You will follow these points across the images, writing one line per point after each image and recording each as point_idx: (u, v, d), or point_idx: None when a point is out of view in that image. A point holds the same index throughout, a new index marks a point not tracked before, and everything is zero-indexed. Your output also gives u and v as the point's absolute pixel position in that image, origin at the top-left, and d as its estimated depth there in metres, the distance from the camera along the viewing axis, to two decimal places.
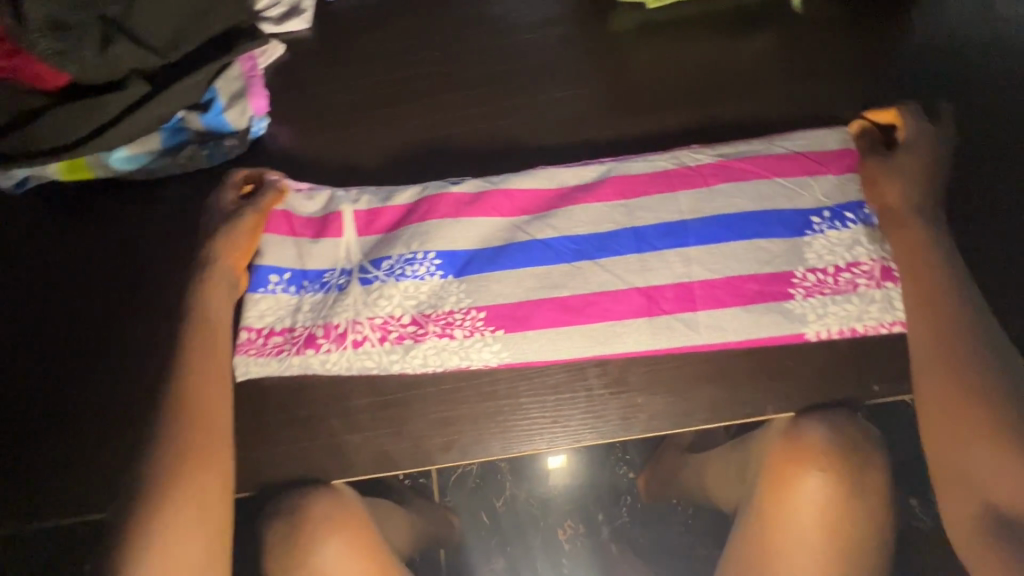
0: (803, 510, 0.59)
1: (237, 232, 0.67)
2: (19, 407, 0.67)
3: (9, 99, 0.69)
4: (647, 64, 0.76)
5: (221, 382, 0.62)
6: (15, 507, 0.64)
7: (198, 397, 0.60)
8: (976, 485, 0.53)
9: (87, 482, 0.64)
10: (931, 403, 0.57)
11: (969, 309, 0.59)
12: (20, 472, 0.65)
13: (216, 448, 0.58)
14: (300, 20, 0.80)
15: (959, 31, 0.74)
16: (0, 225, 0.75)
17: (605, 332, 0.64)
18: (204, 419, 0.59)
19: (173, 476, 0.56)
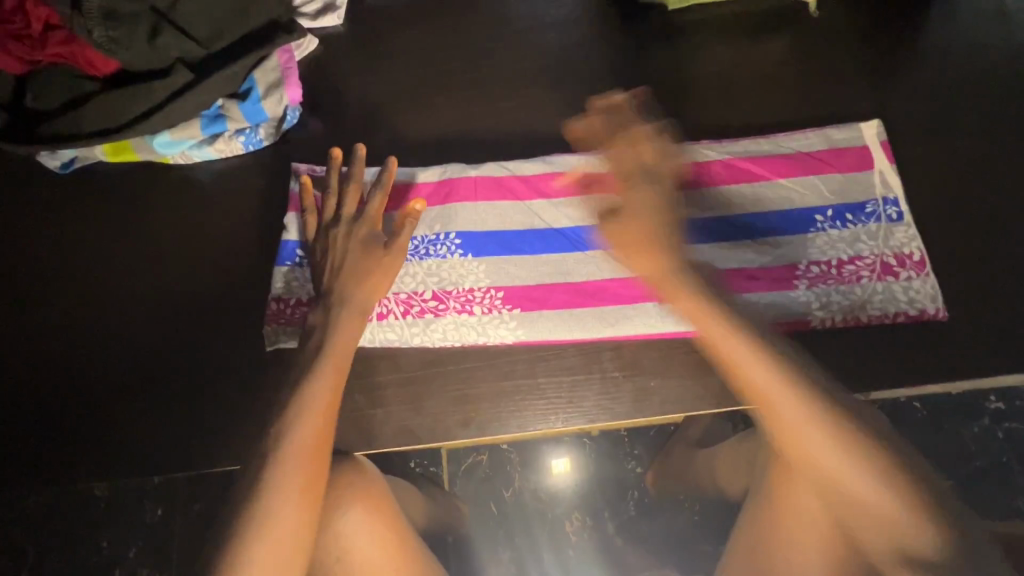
0: (807, 514, 0.60)
1: (372, 272, 0.66)
2: (82, 374, 0.75)
3: (66, 85, 0.74)
4: (667, 63, 0.78)
5: (328, 418, 0.59)
6: (82, 460, 0.72)
7: (292, 464, 0.55)
8: (883, 526, 0.50)
9: (143, 444, 0.72)
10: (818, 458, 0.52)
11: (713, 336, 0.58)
12: (84, 431, 0.73)
13: (310, 506, 0.55)
14: (335, 15, 0.84)
15: (976, 36, 0.76)
16: (56, 204, 0.81)
17: (616, 314, 0.67)
18: (307, 453, 0.56)
19: (285, 484, 0.54)
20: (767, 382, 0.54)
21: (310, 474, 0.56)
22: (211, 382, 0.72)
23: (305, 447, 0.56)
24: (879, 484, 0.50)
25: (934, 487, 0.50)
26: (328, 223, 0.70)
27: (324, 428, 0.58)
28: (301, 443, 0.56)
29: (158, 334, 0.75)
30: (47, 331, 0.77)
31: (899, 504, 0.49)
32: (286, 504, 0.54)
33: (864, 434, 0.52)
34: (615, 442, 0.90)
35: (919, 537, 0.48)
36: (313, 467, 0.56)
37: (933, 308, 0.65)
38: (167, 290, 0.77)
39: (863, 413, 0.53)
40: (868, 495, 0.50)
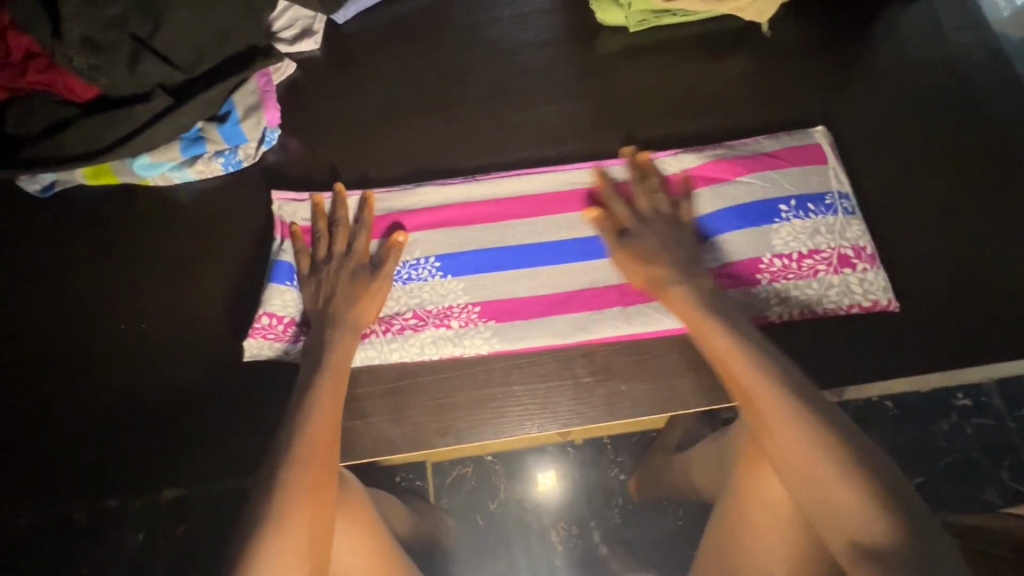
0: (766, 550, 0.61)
1: (361, 301, 0.69)
2: (62, 395, 0.75)
3: (46, 110, 0.76)
4: (630, 82, 0.82)
5: (333, 424, 0.61)
6: (63, 481, 0.72)
7: (302, 465, 0.56)
8: (834, 515, 0.49)
9: (123, 464, 0.72)
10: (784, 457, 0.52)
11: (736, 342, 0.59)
12: (66, 452, 0.73)
13: (320, 506, 0.56)
14: (311, 40, 0.86)
15: (918, 53, 0.81)
16: (36, 227, 0.82)
17: (585, 320, 0.69)
18: (317, 456, 0.57)
19: (296, 486, 0.55)
20: (735, 353, 0.57)
21: (319, 476, 0.57)
22: (192, 400, 0.73)
23: (315, 449, 0.58)
24: (845, 472, 0.49)
25: (888, 479, 0.48)
26: (319, 259, 0.73)
27: (330, 431, 0.60)
28: (310, 446, 0.58)
29: (139, 354, 0.76)
30: (28, 353, 0.77)
31: (858, 497, 0.48)
32: (296, 504, 0.54)
33: (824, 423, 0.51)
34: (600, 449, 1.02)
35: (879, 531, 0.46)
36: (322, 469, 0.57)
37: (884, 299, 0.69)
38: (147, 311, 0.78)
39: (824, 408, 0.53)
40: (831, 489, 0.49)
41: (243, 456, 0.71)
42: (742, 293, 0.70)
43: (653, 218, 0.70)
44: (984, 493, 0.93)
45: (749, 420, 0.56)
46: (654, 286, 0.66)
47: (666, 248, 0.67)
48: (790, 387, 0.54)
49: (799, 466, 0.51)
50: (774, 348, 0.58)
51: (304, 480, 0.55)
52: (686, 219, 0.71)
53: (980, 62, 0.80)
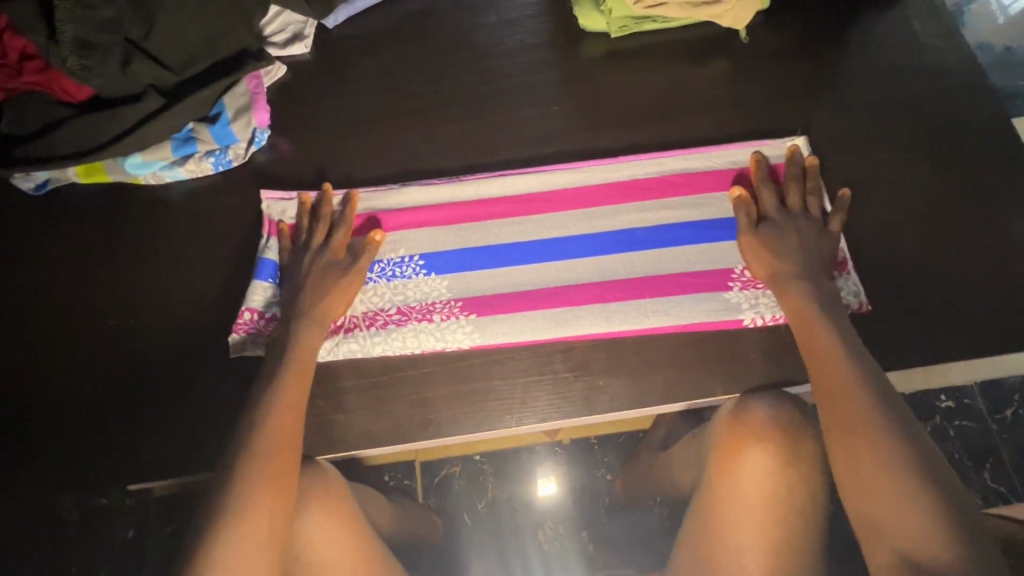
0: (746, 554, 0.60)
1: (331, 295, 0.70)
2: (50, 388, 0.77)
3: (40, 109, 0.78)
4: (612, 86, 0.84)
5: (298, 414, 0.63)
6: (48, 472, 0.74)
7: (261, 460, 0.58)
8: (885, 526, 0.51)
9: (108, 456, 0.73)
10: (847, 464, 0.54)
11: (850, 353, 0.60)
12: (52, 443, 0.75)
13: (281, 497, 0.57)
14: (302, 44, 0.88)
15: (893, 61, 0.83)
16: (31, 224, 0.84)
17: (564, 316, 0.70)
18: (280, 446, 0.59)
19: (254, 479, 0.57)
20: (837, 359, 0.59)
21: (281, 464, 0.59)
22: (178, 395, 0.75)
23: (278, 440, 0.60)
24: (913, 493, 0.50)
25: (958, 507, 0.50)
26: (297, 252, 0.75)
27: (291, 423, 0.62)
28: (273, 436, 0.60)
29: (128, 349, 0.77)
30: (20, 346, 0.79)
31: (920, 516, 0.49)
32: (256, 497, 0.56)
33: (908, 445, 0.53)
34: (587, 450, 1.03)
35: (931, 551, 0.48)
36: (286, 459, 0.59)
37: (857, 302, 0.70)
38: (136, 307, 0.79)
39: (911, 432, 0.54)
40: (892, 504, 0.51)
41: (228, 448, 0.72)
42: (851, 291, 0.70)
43: (786, 215, 0.70)
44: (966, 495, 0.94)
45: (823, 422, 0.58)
46: (775, 283, 0.67)
47: (799, 248, 0.68)
48: (883, 407, 0.55)
49: (867, 473, 0.53)
50: (879, 370, 0.59)
51: (268, 470, 0.58)
52: (833, 227, 0.71)
53: (953, 70, 0.82)
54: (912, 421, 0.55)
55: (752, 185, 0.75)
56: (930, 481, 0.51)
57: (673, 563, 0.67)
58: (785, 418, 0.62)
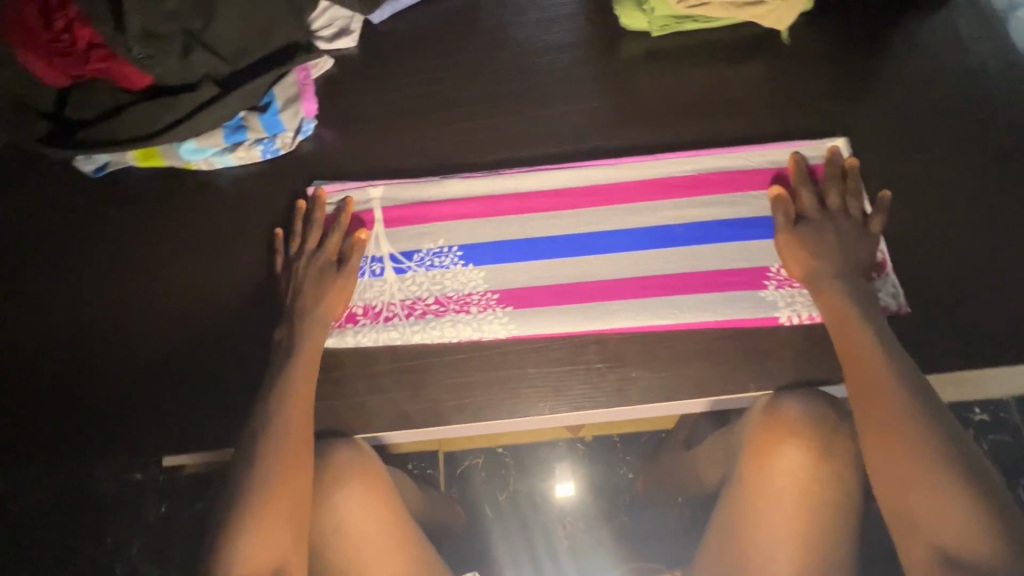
0: (777, 556, 0.60)
1: (329, 296, 0.73)
2: (99, 361, 0.80)
3: (105, 95, 0.82)
4: (650, 84, 0.85)
5: (307, 405, 0.66)
6: (95, 440, 0.77)
7: (277, 450, 0.62)
8: (922, 524, 0.52)
9: (152, 427, 0.77)
10: (883, 463, 0.55)
11: (886, 352, 0.60)
12: (100, 413, 0.78)
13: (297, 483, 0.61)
14: (348, 39, 0.91)
15: (937, 64, 0.82)
16: (89, 205, 0.89)
17: (600, 310, 0.72)
18: (291, 442, 0.62)
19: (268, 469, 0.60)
20: (873, 358, 0.59)
21: (296, 453, 0.62)
22: (221, 372, 0.77)
23: (289, 435, 0.63)
24: (953, 491, 0.51)
25: (999, 504, 0.50)
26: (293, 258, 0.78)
27: (302, 414, 0.65)
28: (286, 426, 0.63)
29: (174, 327, 0.81)
30: (76, 320, 0.83)
31: (961, 514, 0.50)
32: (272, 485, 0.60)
33: (947, 443, 0.53)
34: (609, 448, 1.04)
35: (972, 547, 0.49)
36: (299, 450, 0.63)
37: (896, 303, 0.69)
38: (183, 287, 0.83)
39: (950, 430, 0.54)
40: (929, 503, 0.52)
41: None
42: (889, 292, 0.70)
43: (823, 216, 0.70)
44: None
45: (859, 422, 0.58)
46: (811, 282, 0.67)
47: (837, 248, 0.68)
48: (920, 405, 0.55)
49: (907, 472, 0.53)
50: (915, 367, 0.59)
51: (280, 465, 0.61)
52: (872, 228, 0.71)
53: (999, 74, 0.81)
54: (958, 424, 0.55)
55: (790, 185, 0.75)
56: (970, 479, 0.51)
57: (700, 560, 0.67)
58: (820, 416, 0.62)
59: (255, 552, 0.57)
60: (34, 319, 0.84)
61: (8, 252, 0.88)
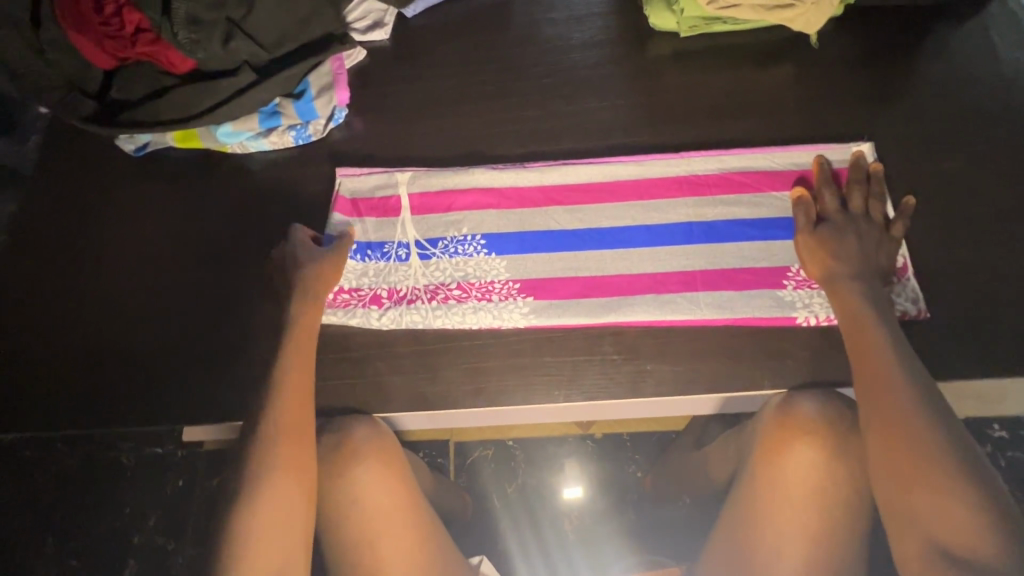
0: (786, 555, 0.60)
1: (323, 272, 0.74)
2: (130, 331, 0.84)
3: (149, 78, 0.86)
4: (676, 84, 0.86)
5: (305, 378, 0.67)
6: (119, 406, 0.80)
7: (278, 421, 0.64)
8: (921, 521, 0.53)
9: (177, 397, 0.79)
10: (888, 462, 0.56)
11: (896, 353, 0.61)
12: (125, 380, 0.81)
13: (297, 453, 0.63)
14: (382, 30, 0.93)
15: (967, 73, 0.82)
16: (127, 182, 0.92)
17: (618, 303, 0.73)
18: (289, 415, 0.65)
19: (270, 439, 0.63)
20: (881, 358, 0.60)
21: (297, 424, 0.65)
22: (246, 348, 0.80)
23: (286, 407, 0.65)
24: (956, 490, 0.52)
25: (1001, 503, 0.51)
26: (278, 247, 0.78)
27: (299, 386, 0.66)
28: (286, 399, 0.65)
29: (203, 303, 0.84)
30: (110, 291, 0.87)
31: (963, 513, 0.51)
32: (273, 454, 0.62)
33: (950, 444, 0.54)
34: (619, 446, 1.05)
35: (973, 545, 0.50)
36: (299, 421, 0.65)
37: (915, 309, 0.70)
38: (213, 265, 0.86)
39: (954, 430, 0.55)
40: (931, 502, 0.53)
41: None
42: (908, 296, 0.70)
43: (844, 219, 0.71)
44: None
45: (865, 420, 0.59)
46: (827, 282, 0.68)
47: (858, 251, 0.68)
48: (924, 406, 0.56)
49: (911, 472, 0.54)
50: (923, 367, 0.60)
51: (283, 457, 0.62)
52: (894, 233, 0.71)
53: None
54: (963, 431, 0.56)
55: (813, 187, 0.75)
56: (971, 478, 0.53)
57: (707, 556, 0.67)
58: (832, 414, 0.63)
59: (261, 518, 0.60)
60: (71, 289, 0.88)
61: (50, 224, 0.92)
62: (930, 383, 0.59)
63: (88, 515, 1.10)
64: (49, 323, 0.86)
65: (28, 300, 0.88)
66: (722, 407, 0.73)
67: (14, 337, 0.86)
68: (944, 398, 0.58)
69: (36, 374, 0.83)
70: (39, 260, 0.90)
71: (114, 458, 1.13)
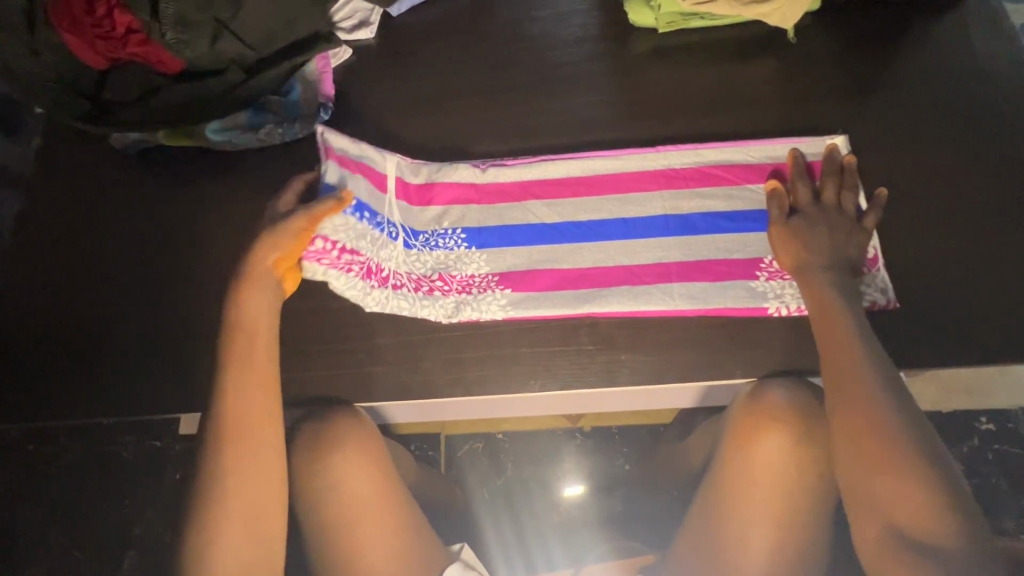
0: (752, 539, 0.62)
1: (279, 240, 0.69)
2: (122, 324, 0.86)
3: (140, 78, 0.88)
4: (655, 79, 0.87)
5: (265, 369, 0.68)
6: (112, 396, 0.83)
7: (243, 413, 0.65)
8: (880, 506, 0.54)
9: (167, 388, 0.82)
10: (850, 451, 0.57)
11: (861, 343, 0.61)
12: (118, 371, 0.84)
13: (262, 444, 0.64)
14: (368, 29, 0.95)
15: (945, 66, 0.82)
16: (120, 179, 0.95)
17: (593, 295, 0.74)
18: (252, 407, 0.65)
19: (234, 433, 0.64)
20: (847, 349, 0.61)
21: (258, 415, 0.65)
22: None
23: (247, 399, 0.66)
24: (913, 475, 0.53)
25: (955, 489, 0.53)
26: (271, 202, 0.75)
27: (256, 377, 0.67)
28: (245, 390, 0.66)
29: (193, 297, 0.86)
30: (103, 285, 0.89)
31: (919, 498, 0.53)
32: (238, 449, 0.63)
33: (911, 432, 0.55)
34: (607, 439, 1.06)
35: (930, 530, 0.52)
36: (261, 412, 0.65)
37: (884, 299, 0.70)
38: (203, 260, 0.88)
39: (915, 418, 0.56)
40: (890, 488, 0.54)
41: None
42: (879, 286, 0.71)
43: (817, 211, 0.72)
44: (1001, 520, 0.95)
45: (828, 408, 0.60)
46: (796, 273, 0.69)
47: (828, 242, 0.69)
48: (885, 396, 0.57)
49: (871, 459, 0.55)
50: (886, 357, 0.61)
51: (248, 447, 0.64)
52: (866, 225, 0.71)
53: (1007, 77, 0.81)
54: (926, 422, 0.57)
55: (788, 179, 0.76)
56: (929, 465, 0.54)
57: (679, 542, 0.68)
58: (802, 404, 0.64)
59: (232, 509, 0.61)
60: (66, 284, 0.90)
61: (46, 221, 0.95)
62: (892, 373, 0.60)
63: (90, 505, 1.14)
64: (47, 317, 0.89)
65: (26, 294, 0.91)
66: (698, 397, 0.74)
67: (12, 330, 0.89)
68: (908, 389, 0.59)
69: (33, 365, 0.86)
70: (37, 256, 0.93)
71: (115, 450, 1.16)
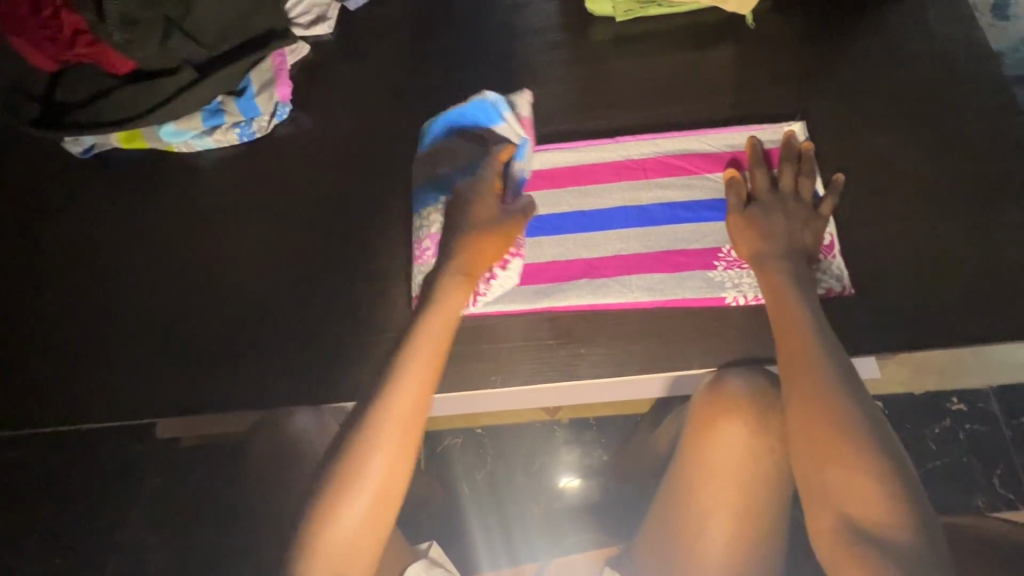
0: (713, 528, 0.62)
1: (491, 240, 0.70)
2: (83, 330, 0.85)
3: (89, 81, 0.86)
4: (614, 68, 0.86)
5: (435, 362, 0.62)
6: (74, 402, 0.82)
7: (405, 402, 0.59)
8: (832, 497, 0.54)
9: (128, 393, 0.81)
10: (805, 441, 0.57)
11: (816, 333, 0.61)
12: (81, 377, 0.83)
13: (408, 446, 0.58)
14: (325, 25, 0.94)
15: (903, 48, 0.82)
16: (78, 184, 0.93)
17: (553, 289, 0.73)
18: (418, 400, 0.59)
19: (396, 423, 0.58)
20: (806, 339, 0.61)
21: (417, 412, 0.59)
22: (199, 345, 0.81)
23: (416, 390, 0.59)
24: (863, 466, 0.53)
25: (906, 479, 0.53)
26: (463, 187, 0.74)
27: (430, 369, 0.61)
28: (416, 379, 0.60)
29: (154, 301, 0.85)
30: (64, 290, 0.88)
31: (873, 489, 0.53)
32: (390, 444, 0.57)
33: (864, 423, 0.55)
34: (585, 430, 1.07)
35: (880, 521, 0.52)
36: (419, 408, 0.59)
37: (840, 286, 0.70)
38: (167, 265, 0.86)
39: (868, 408, 0.56)
40: (844, 479, 0.54)
41: (235, 390, 0.78)
42: (835, 272, 0.71)
43: (774, 198, 0.71)
44: (972, 498, 0.96)
45: (785, 397, 0.60)
46: (755, 261, 0.68)
47: (784, 230, 0.69)
48: (837, 386, 0.57)
49: (825, 449, 0.55)
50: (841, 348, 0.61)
51: (398, 443, 0.57)
52: (823, 211, 0.71)
53: (963, 58, 0.81)
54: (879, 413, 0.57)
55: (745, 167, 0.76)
56: (883, 456, 0.54)
57: (644, 533, 0.69)
58: (761, 391, 0.64)
59: (366, 507, 0.55)
60: (25, 290, 0.89)
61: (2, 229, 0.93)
62: (846, 363, 0.60)
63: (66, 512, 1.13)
64: (7, 325, 0.87)
65: None
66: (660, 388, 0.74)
67: None
68: (864, 380, 0.59)
69: None
70: None
71: (90, 456, 1.15)
